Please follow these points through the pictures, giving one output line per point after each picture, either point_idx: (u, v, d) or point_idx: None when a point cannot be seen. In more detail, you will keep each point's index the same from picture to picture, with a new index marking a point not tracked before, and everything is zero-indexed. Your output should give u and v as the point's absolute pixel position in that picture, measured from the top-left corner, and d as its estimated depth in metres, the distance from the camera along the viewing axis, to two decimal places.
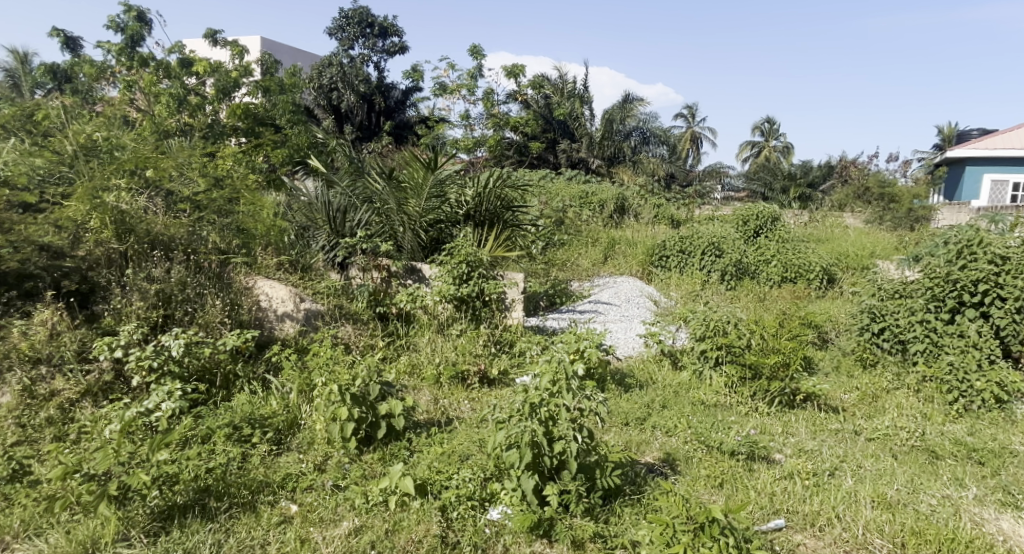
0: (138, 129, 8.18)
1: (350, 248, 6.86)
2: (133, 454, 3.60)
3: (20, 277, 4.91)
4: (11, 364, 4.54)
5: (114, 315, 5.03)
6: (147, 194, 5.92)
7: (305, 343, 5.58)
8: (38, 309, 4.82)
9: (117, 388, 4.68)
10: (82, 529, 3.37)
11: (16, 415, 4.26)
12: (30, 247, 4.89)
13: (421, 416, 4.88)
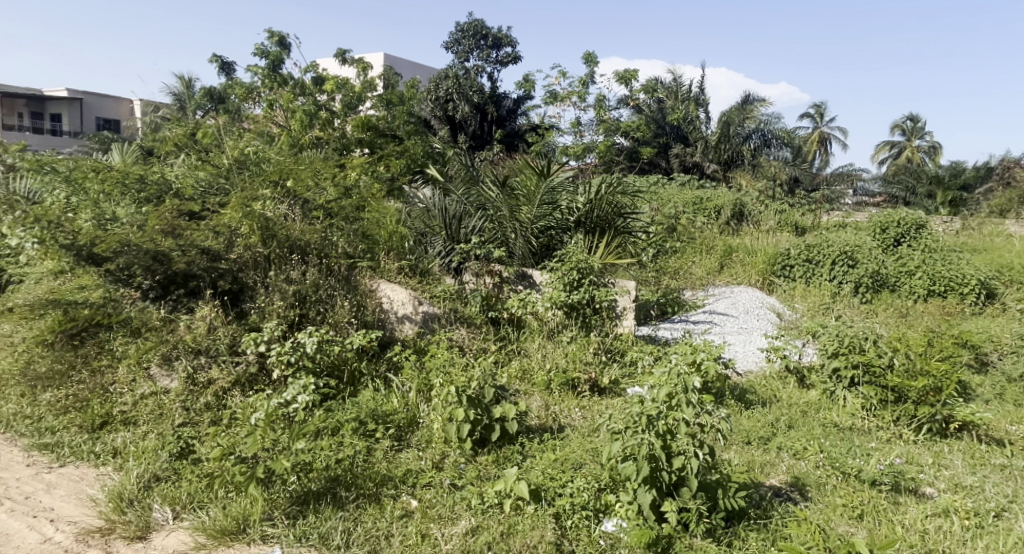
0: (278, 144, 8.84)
1: (464, 253, 7.02)
2: (276, 442, 3.93)
3: (186, 278, 5.60)
4: (178, 353, 5.07)
5: (259, 313, 5.51)
6: (290, 204, 6.39)
7: (423, 344, 5.77)
8: (199, 306, 5.43)
9: (260, 380, 5.04)
10: (235, 507, 3.68)
11: (181, 399, 4.75)
12: (195, 251, 5.54)
13: (533, 421, 4.90)
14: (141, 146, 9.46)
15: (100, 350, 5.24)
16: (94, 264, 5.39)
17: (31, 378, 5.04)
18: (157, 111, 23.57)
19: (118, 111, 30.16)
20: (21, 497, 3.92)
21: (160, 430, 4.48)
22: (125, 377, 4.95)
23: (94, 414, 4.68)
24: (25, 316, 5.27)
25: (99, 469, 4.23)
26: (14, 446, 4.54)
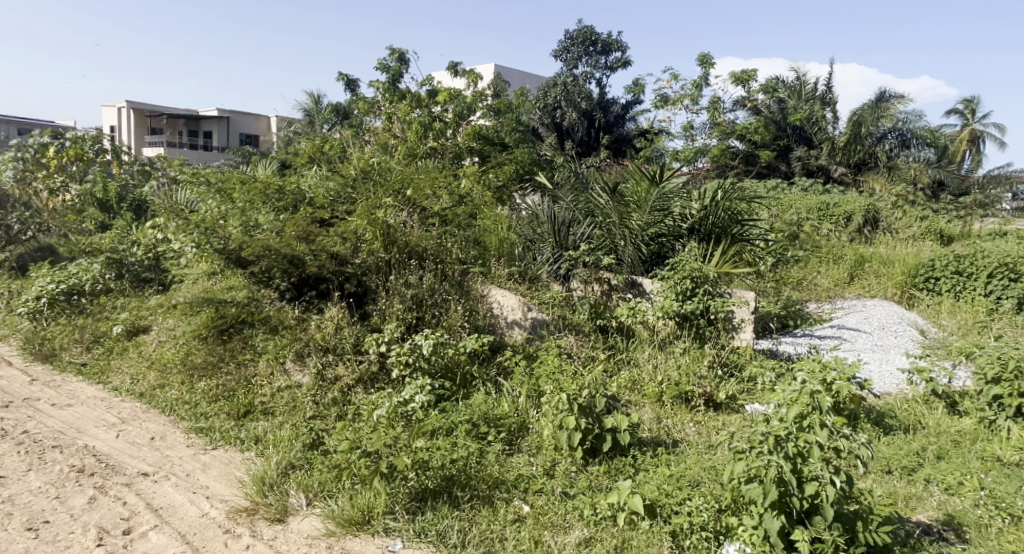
0: (396, 153, 9.14)
1: (573, 260, 6.92)
2: (397, 439, 4.12)
3: (317, 280, 6.09)
4: (309, 351, 5.45)
5: (380, 314, 5.75)
6: (410, 211, 6.60)
7: (532, 350, 5.76)
8: (328, 307, 5.87)
9: (381, 379, 5.30)
10: (361, 498, 3.82)
11: (312, 394, 5.06)
12: (325, 256, 5.99)
13: (645, 434, 4.76)
14: (278, 158, 10.16)
15: (244, 345, 5.74)
16: (241, 266, 6.10)
17: (188, 367, 5.57)
18: (291, 126, 25.23)
19: (258, 127, 32.39)
20: (183, 474, 4.27)
21: (293, 422, 4.76)
22: (265, 370, 5.36)
23: (239, 403, 5.06)
24: (187, 313, 6.11)
25: (245, 454, 4.54)
26: (178, 427, 4.92)
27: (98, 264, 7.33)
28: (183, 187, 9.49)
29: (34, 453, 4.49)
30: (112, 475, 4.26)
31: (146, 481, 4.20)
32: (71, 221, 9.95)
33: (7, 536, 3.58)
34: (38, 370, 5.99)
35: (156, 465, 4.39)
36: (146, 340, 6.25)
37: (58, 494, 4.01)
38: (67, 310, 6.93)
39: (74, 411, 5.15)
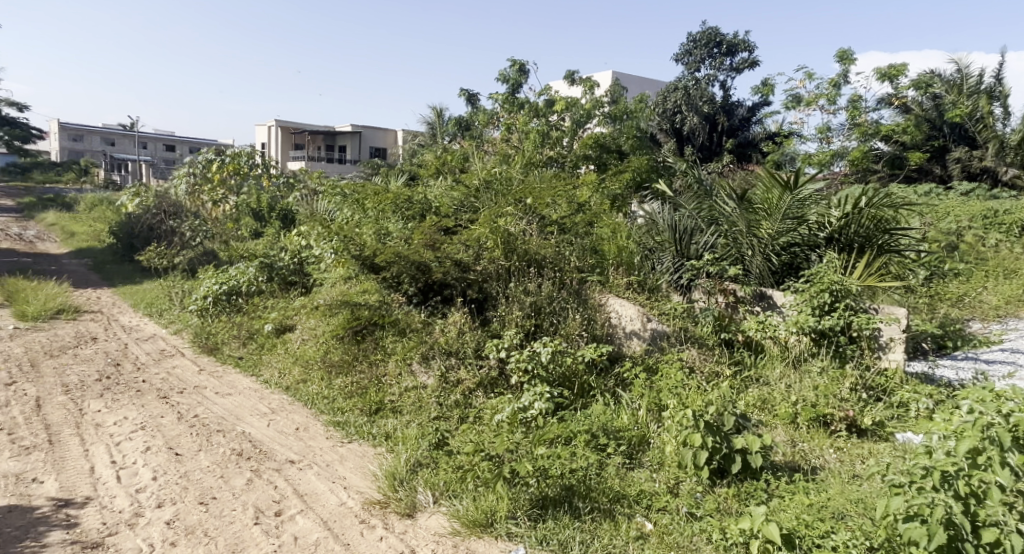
0: (517, 161, 9.12)
1: (695, 270, 6.51)
2: (520, 446, 4.16)
3: (441, 286, 6.34)
4: (434, 353, 5.63)
5: (500, 321, 5.82)
6: (529, 220, 6.81)
7: (653, 362, 5.52)
8: (452, 312, 6.04)
9: (500, 384, 5.32)
10: (484, 501, 3.86)
11: (437, 395, 5.18)
12: (449, 262, 6.20)
13: (778, 458, 4.42)
14: (408, 170, 10.56)
15: (376, 345, 6.02)
16: (375, 272, 6.52)
17: (327, 364, 5.88)
18: (418, 139, 26.05)
19: (386, 141, 33.21)
20: (324, 464, 4.51)
21: (419, 421, 4.90)
22: (394, 370, 5.58)
23: (370, 400, 5.25)
24: (327, 314, 6.48)
25: (376, 449, 4.72)
26: (319, 420, 5.20)
27: (252, 268, 7.93)
28: (323, 197, 10.11)
29: (202, 435, 4.93)
30: (264, 460, 4.58)
31: (293, 468, 4.48)
32: (230, 229, 10.92)
33: (181, 509, 3.96)
34: (204, 361, 6.60)
35: (301, 453, 4.66)
36: (292, 338, 6.68)
37: (222, 473, 4.38)
38: (227, 308, 7.61)
39: (234, 400, 5.60)
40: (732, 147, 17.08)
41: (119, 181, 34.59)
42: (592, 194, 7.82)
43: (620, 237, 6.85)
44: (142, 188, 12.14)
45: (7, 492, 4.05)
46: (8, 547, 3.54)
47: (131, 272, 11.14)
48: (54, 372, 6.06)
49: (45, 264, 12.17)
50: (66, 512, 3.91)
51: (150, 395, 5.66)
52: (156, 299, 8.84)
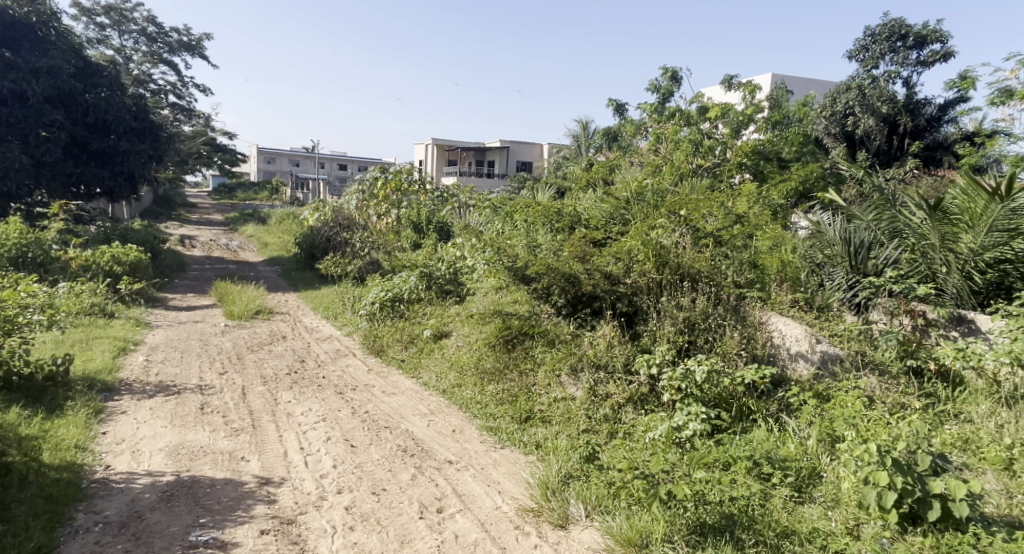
0: (676, 157, 8.70)
1: (874, 287, 5.60)
2: (676, 466, 4.03)
3: (591, 298, 6.01)
4: (582, 366, 5.43)
5: (650, 336, 5.46)
6: (683, 232, 6.18)
7: (824, 389, 4.85)
8: (600, 325, 5.77)
9: (651, 401, 5.04)
10: (638, 520, 3.76)
11: (585, 408, 5.04)
12: (599, 275, 5.88)
13: (989, 510, 3.77)
14: (559, 184, 10.56)
15: (526, 354, 5.91)
16: (526, 282, 6.28)
17: (480, 370, 5.90)
18: (564, 153, 25.91)
19: (532, 155, 33.28)
20: (479, 467, 4.58)
21: (569, 433, 4.82)
22: (543, 380, 5.48)
23: (521, 408, 5.24)
24: (478, 322, 6.47)
25: (527, 457, 4.72)
26: (472, 424, 5.27)
27: (413, 277, 8.15)
28: (478, 211, 10.58)
29: (372, 430, 5.11)
30: (425, 458, 4.70)
31: (451, 468, 4.57)
32: (389, 240, 11.38)
33: (357, 497, 4.16)
34: (371, 362, 6.84)
35: (458, 455, 4.75)
36: (448, 343, 6.73)
37: (390, 468, 4.54)
38: (391, 313, 7.85)
39: (396, 400, 5.75)
40: (920, 151, 14.15)
41: (302, 198, 38.27)
42: (756, 205, 6.98)
43: (782, 251, 6.08)
44: (322, 204, 13.37)
45: (221, 467, 4.38)
46: (225, 515, 3.83)
47: (312, 279, 12.18)
48: (253, 364, 6.61)
49: (246, 271, 13.74)
50: (268, 489, 4.15)
51: (328, 390, 5.94)
52: (332, 303, 9.53)
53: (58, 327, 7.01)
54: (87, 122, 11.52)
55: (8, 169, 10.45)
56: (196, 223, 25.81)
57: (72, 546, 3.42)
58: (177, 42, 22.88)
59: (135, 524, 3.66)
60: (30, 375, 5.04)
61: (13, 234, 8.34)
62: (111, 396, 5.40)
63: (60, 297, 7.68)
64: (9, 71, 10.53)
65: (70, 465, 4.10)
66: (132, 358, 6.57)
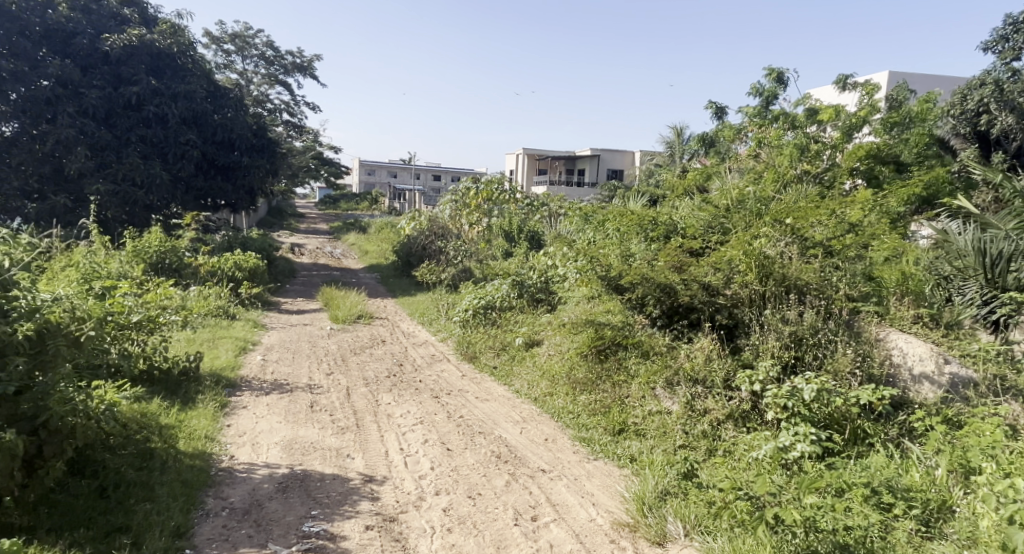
0: (780, 161, 8.34)
1: (1015, 301, 4.99)
2: (785, 491, 3.75)
3: (688, 310, 5.75)
4: (679, 380, 5.18)
5: (754, 351, 5.15)
6: (787, 242, 5.77)
7: (955, 416, 4.45)
8: (699, 337, 5.47)
9: (753, 419, 4.76)
10: (744, 544, 3.54)
11: (682, 422, 4.87)
12: (696, 286, 5.60)
13: None
14: (653, 193, 10.39)
15: (619, 366, 5.71)
16: (620, 292, 6.13)
17: (572, 380, 5.77)
18: (656, 161, 25.46)
19: (624, 163, 32.81)
20: (573, 478, 4.44)
21: (664, 448, 4.66)
22: (637, 392, 5.31)
23: (614, 420, 5.09)
24: (571, 332, 6.28)
25: (622, 470, 4.55)
26: (564, 434, 5.15)
27: (506, 285, 8.22)
28: (569, 220, 10.61)
29: (467, 435, 5.08)
30: (519, 465, 4.60)
31: (545, 477, 4.45)
32: (481, 249, 11.59)
33: (454, 500, 4.12)
34: (465, 368, 6.90)
35: (552, 464, 4.61)
36: (539, 352, 6.64)
37: (483, 472, 4.48)
38: (484, 321, 7.97)
39: (490, 405, 5.71)
40: None
41: (399, 207, 39.57)
42: (873, 212, 6.58)
43: (903, 264, 5.68)
44: (418, 213, 13.79)
45: (329, 463, 4.53)
46: (334, 509, 3.93)
47: (409, 286, 12.58)
48: (356, 367, 6.89)
49: (348, 277, 14.40)
50: (371, 486, 4.23)
51: (424, 393, 6.01)
52: (427, 309, 9.80)
53: (190, 327, 7.67)
54: (216, 140, 12.52)
55: (151, 185, 11.50)
56: (303, 232, 27.31)
57: (204, 527, 3.65)
58: (292, 64, 24.33)
59: (256, 512, 3.84)
60: (167, 370, 5.54)
61: (154, 242, 9.14)
62: (233, 391, 5.84)
63: (192, 300, 8.40)
64: (154, 97, 11.63)
65: (201, 454, 4.42)
66: (251, 357, 7.07)
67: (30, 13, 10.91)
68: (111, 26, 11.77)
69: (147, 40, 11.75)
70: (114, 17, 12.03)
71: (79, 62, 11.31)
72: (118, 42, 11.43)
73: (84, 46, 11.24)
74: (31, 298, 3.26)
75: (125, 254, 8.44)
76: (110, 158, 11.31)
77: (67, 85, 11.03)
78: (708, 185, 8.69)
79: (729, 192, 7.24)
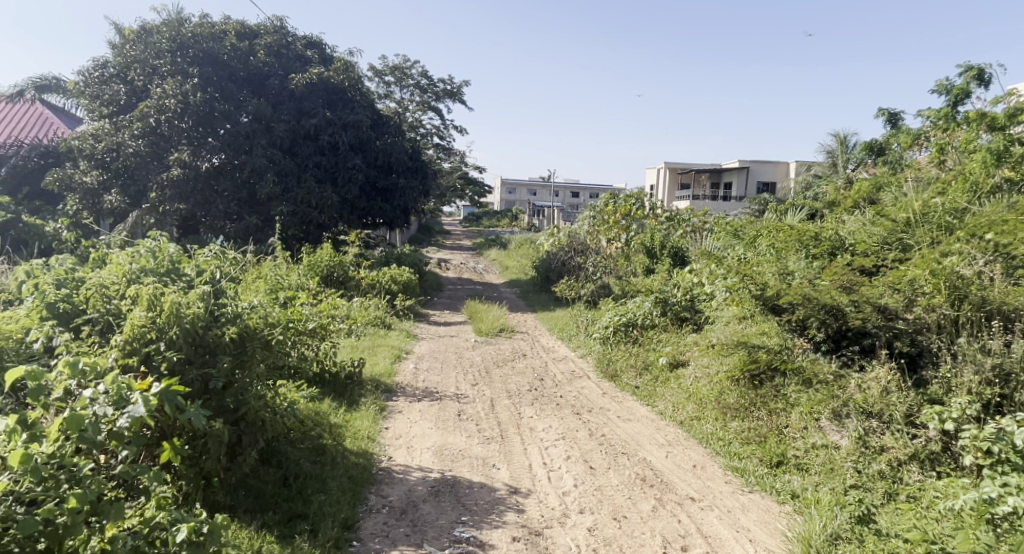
0: (967, 166, 7.48)
1: None
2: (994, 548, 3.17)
3: (859, 335, 5.43)
4: (849, 412, 4.70)
5: (943, 385, 4.54)
6: (988, 260, 5.16)
7: None
8: (874, 367, 5.02)
9: (945, 463, 4.14)
10: None
11: (853, 460, 4.37)
12: (870, 307, 5.30)
13: None
14: (809, 207, 9.81)
15: (776, 393, 5.34)
16: (777, 313, 5.95)
17: (722, 405, 5.52)
18: (813, 172, 23.92)
19: (775, 174, 31.09)
20: (726, 509, 4.21)
21: (831, 486, 4.24)
22: (798, 423, 4.91)
23: (772, 451, 4.77)
24: (721, 353, 6.02)
25: (782, 506, 4.23)
26: (715, 462, 4.91)
27: (648, 303, 8.10)
28: (716, 236, 10.28)
29: (610, 454, 5.04)
30: (666, 490, 4.46)
31: (694, 505, 4.27)
32: (620, 265, 11.50)
33: (599, 520, 4.09)
34: (605, 386, 6.89)
35: (701, 492, 4.43)
36: (685, 373, 6.42)
37: (629, 495, 4.40)
38: (625, 338, 7.91)
39: (633, 426, 5.64)
40: None
41: (538, 224, 40.18)
42: None
43: None
44: (558, 229, 13.96)
45: (476, 471, 4.70)
46: (482, 516, 4.06)
47: (548, 301, 12.75)
48: (500, 379, 7.10)
49: (490, 291, 14.87)
50: (517, 498, 4.31)
51: (566, 409, 6.08)
52: (566, 325, 9.89)
53: (353, 335, 8.34)
54: (378, 164, 13.53)
55: (324, 206, 12.59)
56: (450, 248, 28.57)
57: (368, 522, 3.91)
58: (443, 91, 25.69)
59: (412, 513, 4.06)
60: (335, 374, 6.07)
61: (325, 257, 10.23)
62: (391, 396, 6.26)
63: (355, 310, 9.11)
64: (328, 127, 12.89)
65: (365, 453, 4.77)
66: (405, 365, 7.54)
67: (236, 59, 12.60)
68: (297, 67, 13.28)
69: (325, 77, 13.08)
70: (301, 58, 13.55)
71: (271, 100, 12.86)
72: (303, 80, 12.88)
73: (275, 86, 12.85)
74: (236, 307, 3.76)
75: (302, 268, 9.36)
76: (293, 182, 12.53)
77: (262, 120, 12.47)
78: (880, 197, 8.07)
79: (913, 202, 6.67)
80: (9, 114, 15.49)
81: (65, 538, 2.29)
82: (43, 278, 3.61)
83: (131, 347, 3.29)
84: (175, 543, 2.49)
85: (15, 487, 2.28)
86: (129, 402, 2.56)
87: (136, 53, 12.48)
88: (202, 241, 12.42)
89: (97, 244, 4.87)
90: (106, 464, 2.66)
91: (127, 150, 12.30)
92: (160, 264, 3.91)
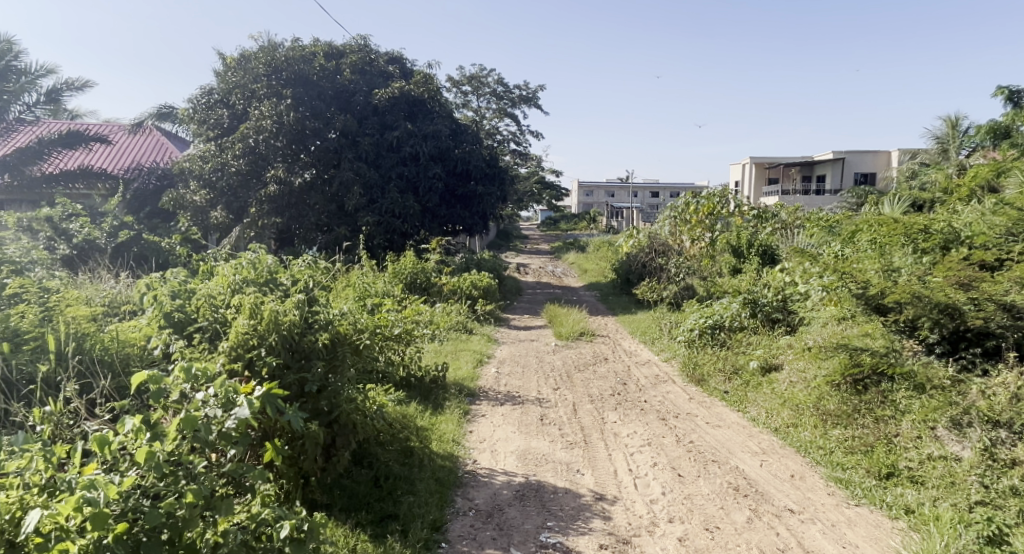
0: None
1: None
2: None
3: (981, 336, 5.10)
4: (972, 420, 4.34)
5: None
6: None
7: None
8: (1001, 371, 4.69)
9: None
10: None
11: (978, 473, 4.01)
12: (993, 306, 5.01)
13: None
14: (915, 197, 9.22)
15: (882, 399, 5.06)
16: (882, 314, 5.67)
17: (821, 411, 5.27)
18: (918, 160, 22.43)
19: (875, 164, 29.42)
20: (829, 523, 4.02)
21: (953, 501, 3.94)
22: (910, 432, 4.60)
23: (880, 462, 4.50)
24: (818, 357, 5.75)
25: (895, 522, 3.99)
26: (815, 471, 4.70)
27: (736, 304, 7.85)
28: (809, 233, 9.84)
29: (700, 462, 4.91)
30: (762, 501, 4.31)
31: (794, 518, 4.10)
32: (705, 265, 11.17)
33: (689, 530, 3.99)
34: (692, 391, 6.70)
35: (801, 504, 4.25)
36: (778, 378, 6.18)
37: (722, 505, 4.27)
38: (711, 341, 7.66)
39: (723, 433, 5.47)
40: None
41: (616, 226, 39.64)
42: None
43: None
44: (637, 230, 13.71)
45: (561, 476, 4.69)
46: (568, 522, 4.05)
47: (629, 303, 12.57)
48: (582, 384, 7.04)
49: (571, 295, 14.82)
50: (603, 505, 4.27)
51: (651, 415, 5.97)
52: (648, 328, 9.71)
53: (438, 339, 8.55)
54: (457, 172, 13.76)
55: (405, 214, 12.92)
56: (528, 253, 28.72)
57: (456, 524, 3.98)
58: (519, 97, 25.92)
59: (498, 516, 4.10)
60: (420, 378, 6.26)
61: (408, 264, 10.58)
62: (474, 399, 6.35)
63: (438, 316, 9.35)
64: (409, 139, 13.28)
65: (451, 456, 4.88)
66: (487, 368, 7.64)
67: (325, 79, 13.21)
68: (380, 83, 13.77)
69: (406, 90, 13.46)
70: (383, 74, 14.05)
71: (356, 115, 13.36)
72: (385, 95, 13.35)
73: (360, 103, 13.33)
74: (327, 314, 3.91)
75: (386, 277, 9.71)
76: (377, 194, 12.87)
77: (348, 135, 12.99)
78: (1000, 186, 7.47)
79: None
80: (128, 141, 16.83)
81: (184, 530, 2.45)
82: (160, 289, 3.85)
83: (236, 353, 3.50)
84: (279, 538, 2.66)
85: (141, 482, 2.48)
86: (235, 405, 2.74)
87: (237, 79, 13.26)
88: (296, 252, 13.05)
89: (207, 257, 5.24)
90: (217, 462, 2.84)
91: (230, 169, 13.08)
92: (259, 275, 4.14)
